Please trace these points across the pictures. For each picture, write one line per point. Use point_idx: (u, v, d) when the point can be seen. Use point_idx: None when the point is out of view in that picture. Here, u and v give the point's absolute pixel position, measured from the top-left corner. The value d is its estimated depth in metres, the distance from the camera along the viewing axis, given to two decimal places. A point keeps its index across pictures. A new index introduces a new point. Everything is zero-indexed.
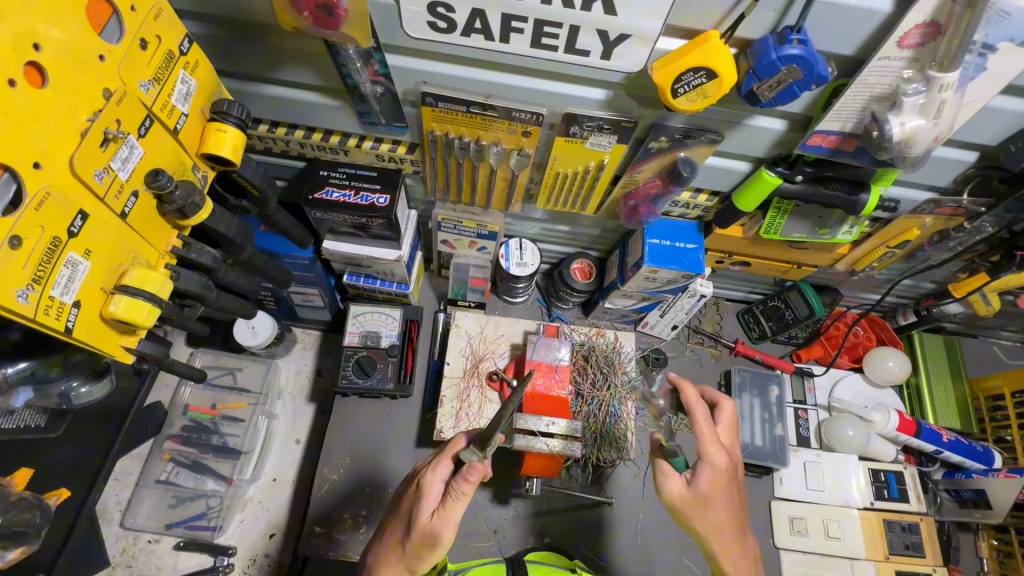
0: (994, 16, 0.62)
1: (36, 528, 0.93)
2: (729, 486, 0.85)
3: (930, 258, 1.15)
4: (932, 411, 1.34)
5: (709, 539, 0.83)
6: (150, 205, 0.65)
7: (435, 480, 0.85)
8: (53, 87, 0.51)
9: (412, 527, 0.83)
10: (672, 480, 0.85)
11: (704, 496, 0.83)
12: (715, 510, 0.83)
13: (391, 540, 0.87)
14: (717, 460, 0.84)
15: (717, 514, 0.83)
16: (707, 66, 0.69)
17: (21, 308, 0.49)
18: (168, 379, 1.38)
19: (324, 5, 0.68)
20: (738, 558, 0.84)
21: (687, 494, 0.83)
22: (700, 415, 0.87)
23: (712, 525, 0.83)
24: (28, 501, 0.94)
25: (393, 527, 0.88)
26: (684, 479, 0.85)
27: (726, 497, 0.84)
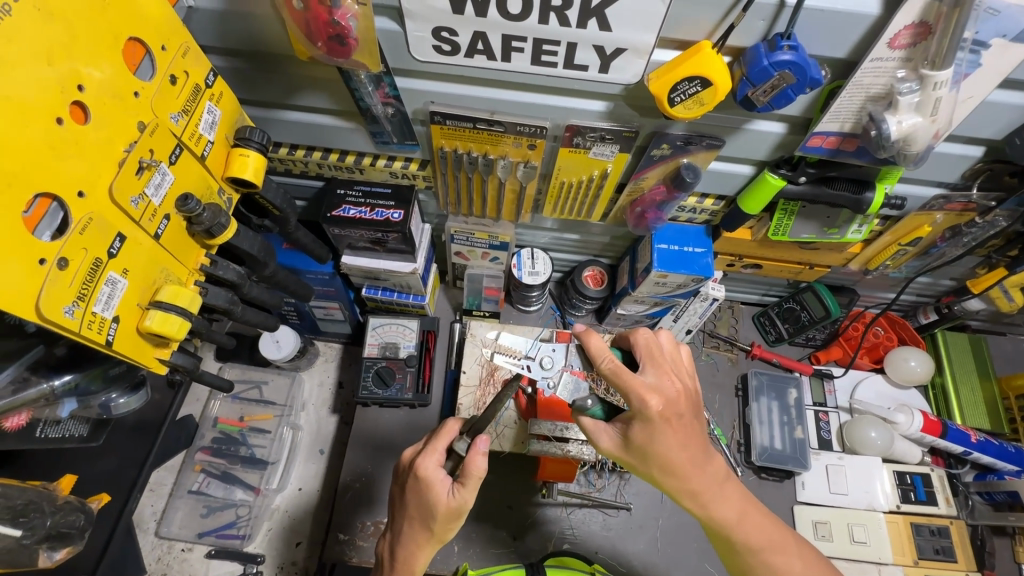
0: (983, 14, 0.64)
1: (80, 528, 1.10)
2: (672, 426, 0.76)
3: (945, 255, 1.14)
4: (958, 411, 1.31)
5: (664, 480, 0.81)
6: (180, 227, 0.70)
7: (432, 465, 0.87)
8: (96, 123, 0.56)
9: (434, 513, 0.86)
10: (604, 433, 0.82)
11: (639, 446, 0.78)
12: (658, 457, 0.77)
13: (410, 530, 0.90)
14: (643, 410, 0.75)
15: (661, 459, 0.78)
16: (701, 75, 0.71)
17: (69, 324, 0.54)
18: (198, 394, 1.44)
19: (337, 36, 0.73)
20: (701, 488, 0.81)
21: (620, 447, 0.81)
22: (611, 370, 0.78)
23: (659, 468, 0.79)
24: (72, 504, 1.11)
25: (404, 519, 0.90)
26: (616, 431, 0.81)
27: (670, 437, 0.77)
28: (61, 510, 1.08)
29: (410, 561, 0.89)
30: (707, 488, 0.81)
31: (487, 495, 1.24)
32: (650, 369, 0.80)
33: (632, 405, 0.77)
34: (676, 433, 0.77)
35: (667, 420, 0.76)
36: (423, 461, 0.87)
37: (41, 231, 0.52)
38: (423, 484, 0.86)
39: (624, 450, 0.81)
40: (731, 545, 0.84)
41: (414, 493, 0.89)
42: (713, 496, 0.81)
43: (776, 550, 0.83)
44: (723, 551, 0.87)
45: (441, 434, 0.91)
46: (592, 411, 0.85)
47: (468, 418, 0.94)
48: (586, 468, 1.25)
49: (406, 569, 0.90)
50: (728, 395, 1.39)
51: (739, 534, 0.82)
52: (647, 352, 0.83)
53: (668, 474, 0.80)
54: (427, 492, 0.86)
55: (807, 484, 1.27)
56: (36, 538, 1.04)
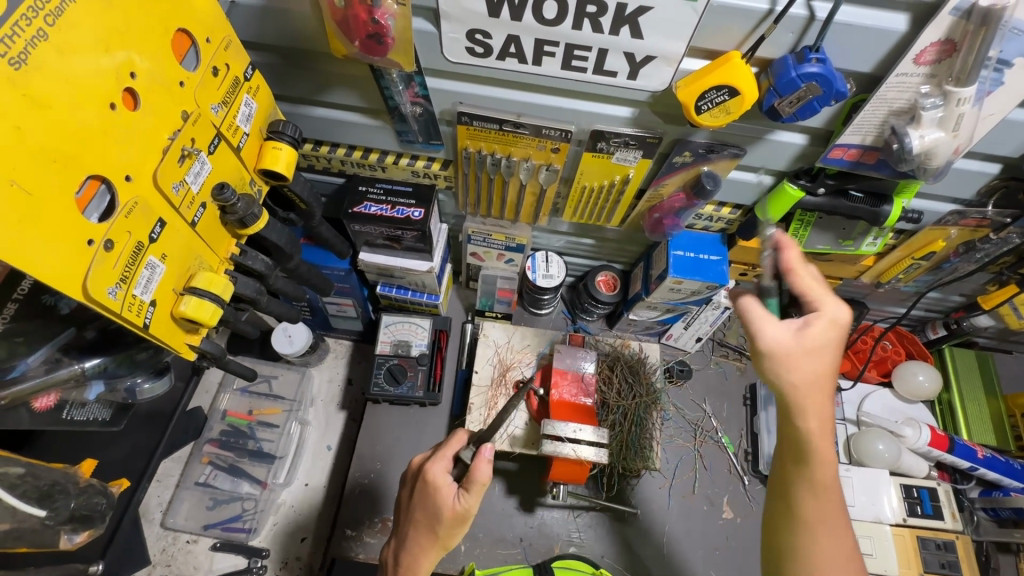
0: (1008, 33, 0.65)
1: (100, 512, 1.14)
2: (808, 349, 0.72)
3: (957, 270, 1.15)
4: (965, 426, 1.32)
5: (794, 406, 0.72)
6: (215, 216, 0.71)
7: (440, 470, 0.89)
8: (144, 110, 0.57)
9: (440, 517, 0.87)
10: (759, 335, 0.73)
11: (815, 345, 0.71)
12: (790, 370, 0.71)
13: (416, 535, 0.90)
14: (838, 317, 0.73)
15: (814, 369, 0.71)
16: (729, 84, 0.73)
17: (111, 304, 0.55)
18: (208, 385, 1.45)
19: (374, 35, 0.75)
20: (815, 429, 0.72)
21: (795, 345, 0.72)
22: (802, 282, 0.76)
23: (808, 385, 0.71)
24: (96, 487, 1.13)
25: (410, 524, 0.91)
26: (788, 327, 0.73)
27: (816, 356, 0.71)
28: (85, 492, 1.11)
29: (414, 568, 0.88)
30: (814, 434, 0.71)
31: (495, 496, 1.24)
32: (776, 302, 0.79)
33: (812, 312, 0.74)
34: (824, 350, 0.72)
35: (805, 344, 0.72)
36: (431, 467, 0.89)
37: (89, 213, 0.53)
38: (431, 489, 0.88)
39: (796, 345, 0.72)
40: (797, 523, 0.74)
41: (421, 499, 0.90)
42: (824, 446, 0.72)
43: (847, 532, 0.73)
44: (786, 534, 0.76)
45: (449, 442, 0.93)
46: (750, 291, 0.82)
47: (472, 430, 0.95)
48: (595, 472, 1.26)
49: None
50: (736, 404, 1.39)
51: (821, 513, 0.73)
52: (772, 284, 0.80)
53: (811, 392, 0.71)
54: (434, 497, 0.88)
55: None
56: (60, 518, 1.07)
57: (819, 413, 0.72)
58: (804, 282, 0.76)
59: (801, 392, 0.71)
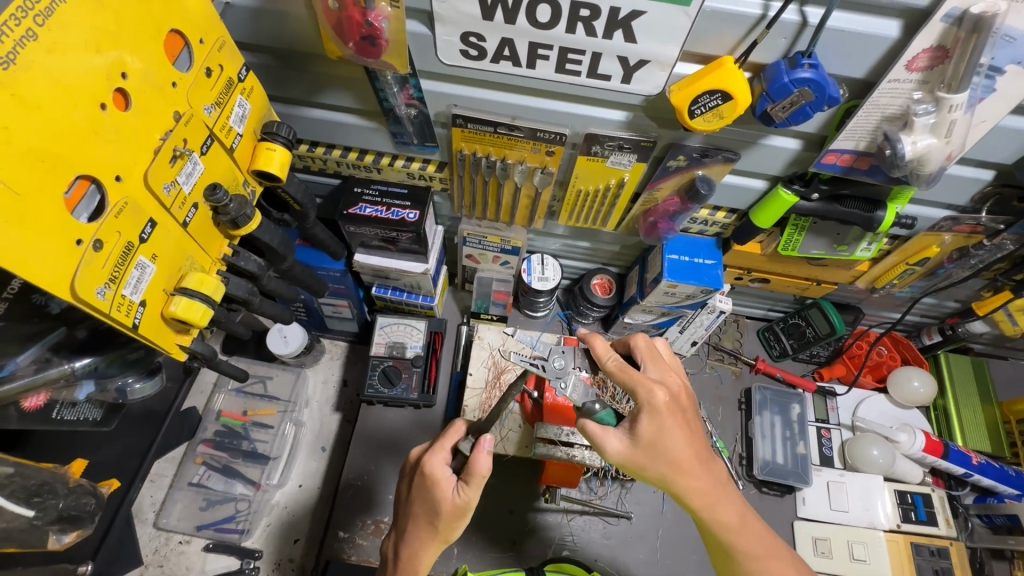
0: (999, 40, 0.66)
1: (89, 513, 1.12)
2: (678, 419, 0.79)
3: (951, 276, 1.15)
4: (960, 432, 1.32)
5: (672, 482, 0.80)
6: (207, 216, 0.71)
7: (440, 462, 0.88)
8: (135, 110, 0.57)
9: (439, 511, 0.87)
10: (612, 439, 0.80)
11: (653, 445, 0.78)
12: (666, 452, 0.78)
13: (415, 529, 0.90)
14: (652, 403, 0.78)
15: (670, 452, 0.78)
16: (723, 88, 0.73)
17: (101, 304, 0.55)
18: (203, 386, 1.45)
19: (368, 37, 0.75)
20: (705, 488, 0.80)
21: (631, 454, 0.79)
22: (615, 367, 0.84)
23: (669, 465, 0.78)
24: (85, 487, 1.12)
25: (411, 518, 0.91)
26: (623, 435, 0.80)
27: (672, 431, 0.78)
28: (74, 493, 1.09)
29: (415, 560, 0.89)
30: (711, 491, 0.81)
31: (489, 498, 1.24)
32: (653, 367, 0.85)
33: (638, 399, 0.80)
34: (675, 426, 0.79)
35: (674, 412, 0.79)
36: (430, 459, 0.89)
37: (78, 213, 0.53)
38: (430, 482, 0.87)
39: (632, 454, 0.79)
40: (729, 551, 0.83)
41: (421, 492, 0.90)
42: (717, 498, 0.81)
43: (773, 557, 0.82)
44: (720, 558, 0.86)
45: (448, 433, 0.92)
46: (600, 415, 0.85)
47: (470, 421, 0.94)
48: (589, 475, 1.26)
49: (411, 567, 0.90)
50: (731, 408, 1.39)
51: (740, 540, 0.81)
52: (647, 353, 0.86)
53: (677, 475, 0.79)
54: (433, 490, 0.87)
55: (808, 500, 1.27)
56: (48, 519, 1.04)
57: (697, 486, 0.80)
58: (625, 379, 0.82)
59: (678, 476, 0.79)
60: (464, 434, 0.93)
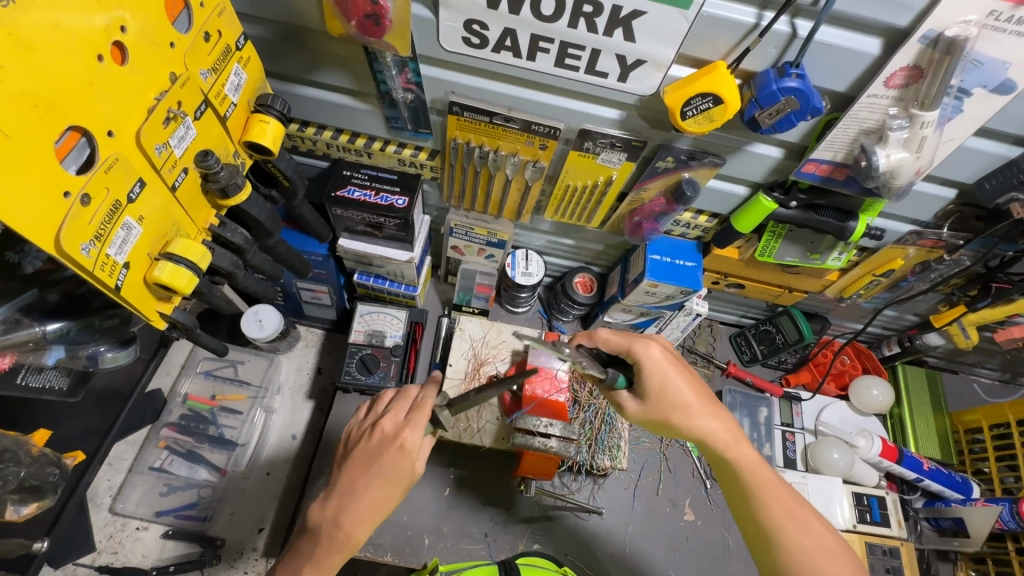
0: (968, 65, 0.70)
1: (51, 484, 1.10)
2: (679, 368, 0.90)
3: (912, 289, 1.21)
4: (913, 440, 1.39)
5: (692, 423, 0.89)
6: (196, 183, 0.70)
7: (418, 438, 0.87)
8: (132, 65, 0.56)
9: (403, 482, 0.87)
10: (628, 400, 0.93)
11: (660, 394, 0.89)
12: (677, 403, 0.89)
13: (370, 500, 0.86)
14: (646, 375, 0.89)
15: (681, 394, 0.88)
16: (714, 92, 0.76)
17: (84, 261, 0.53)
18: (170, 367, 1.40)
19: (371, 15, 0.75)
20: (721, 427, 0.89)
21: (647, 411, 0.90)
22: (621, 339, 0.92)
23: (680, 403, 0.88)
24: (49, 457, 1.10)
25: (368, 490, 0.86)
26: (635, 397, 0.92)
27: (675, 382, 0.89)
28: (37, 463, 1.07)
29: (355, 531, 0.86)
30: (730, 441, 0.88)
31: (463, 490, 1.24)
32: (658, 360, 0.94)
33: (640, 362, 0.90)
34: (671, 379, 0.89)
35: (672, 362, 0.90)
36: (410, 434, 0.86)
37: (67, 164, 0.51)
38: (406, 455, 0.86)
39: (641, 412, 0.91)
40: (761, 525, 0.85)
41: (388, 465, 0.86)
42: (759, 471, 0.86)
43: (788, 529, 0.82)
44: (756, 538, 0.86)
45: (420, 407, 0.89)
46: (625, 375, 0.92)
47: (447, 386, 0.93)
48: (563, 470, 1.27)
49: (348, 540, 0.86)
50: None
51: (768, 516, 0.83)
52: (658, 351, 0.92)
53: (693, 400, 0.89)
54: (406, 464, 0.86)
55: None
56: (8, 488, 1.03)
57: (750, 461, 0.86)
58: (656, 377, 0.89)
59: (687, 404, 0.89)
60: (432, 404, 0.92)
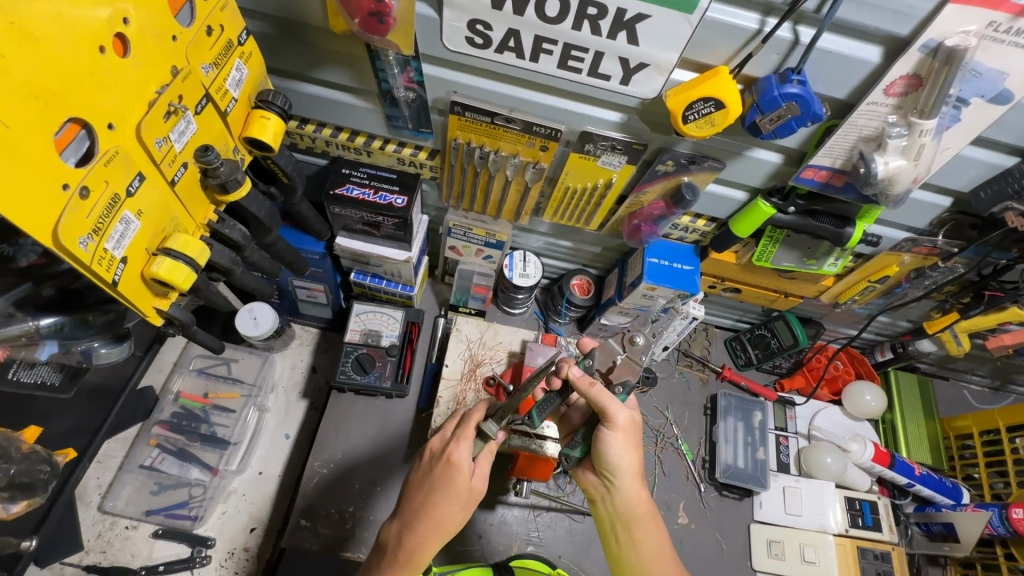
0: (967, 74, 0.71)
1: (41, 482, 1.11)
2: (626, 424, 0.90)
3: (906, 296, 1.22)
4: (905, 445, 1.40)
5: (621, 488, 0.93)
6: (195, 178, 0.69)
7: (466, 453, 0.89)
8: (133, 57, 0.55)
9: (461, 499, 0.89)
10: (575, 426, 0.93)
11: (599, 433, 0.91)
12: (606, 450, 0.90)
13: (427, 518, 0.88)
14: (620, 418, 0.88)
15: (632, 456, 0.92)
16: (716, 97, 0.77)
17: (81, 255, 0.52)
18: (162, 364, 1.38)
19: (375, 13, 0.75)
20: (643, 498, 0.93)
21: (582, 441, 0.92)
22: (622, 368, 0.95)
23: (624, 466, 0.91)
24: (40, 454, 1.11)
25: (427, 508, 0.88)
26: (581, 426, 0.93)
27: (627, 444, 0.91)
28: (27, 460, 1.08)
29: (419, 550, 0.87)
30: (644, 513, 0.93)
31: None
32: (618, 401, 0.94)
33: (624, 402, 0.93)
34: (629, 439, 0.91)
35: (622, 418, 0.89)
36: (457, 449, 0.89)
37: (66, 157, 0.51)
38: (453, 470, 0.88)
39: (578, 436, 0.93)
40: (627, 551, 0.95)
41: (440, 482, 0.89)
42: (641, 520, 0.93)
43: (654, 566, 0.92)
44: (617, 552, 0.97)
45: (466, 424, 0.92)
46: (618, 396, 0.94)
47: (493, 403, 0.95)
48: (558, 472, 1.27)
49: (413, 559, 0.88)
50: (696, 413, 1.44)
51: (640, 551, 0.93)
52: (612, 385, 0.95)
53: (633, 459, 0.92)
54: (454, 479, 0.88)
55: (764, 503, 1.33)
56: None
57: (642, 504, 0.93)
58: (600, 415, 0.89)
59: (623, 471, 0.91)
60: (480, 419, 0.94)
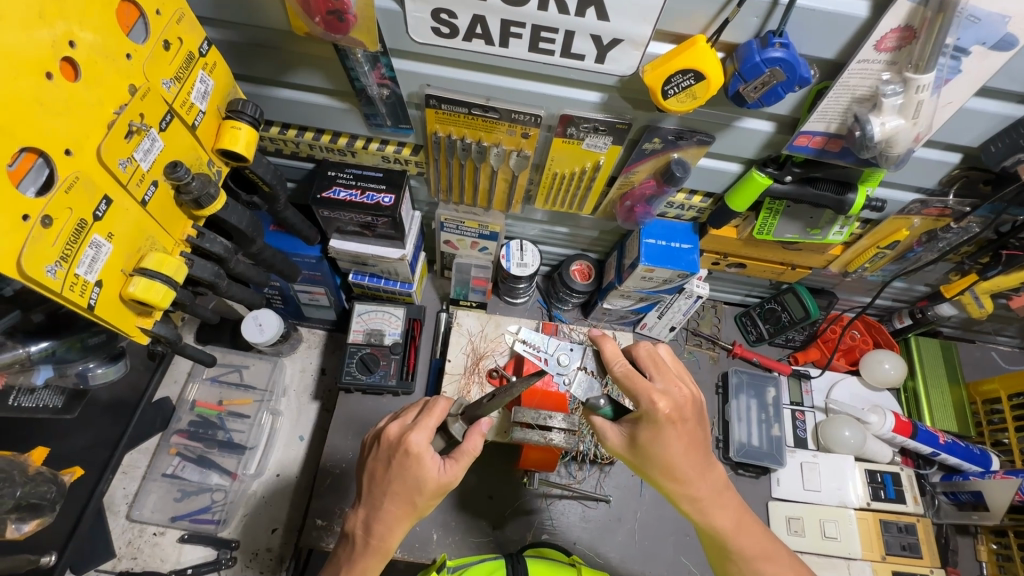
0: (964, 21, 0.66)
1: (50, 501, 1.13)
2: (677, 428, 0.83)
3: (920, 260, 1.17)
4: (928, 413, 1.35)
5: (678, 482, 0.86)
6: (168, 195, 0.69)
7: (424, 441, 0.87)
8: (84, 81, 0.55)
9: (422, 489, 0.87)
10: (610, 432, 0.89)
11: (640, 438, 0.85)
12: (662, 457, 0.84)
13: (390, 507, 0.88)
14: (659, 410, 0.82)
15: (667, 460, 0.84)
16: (695, 68, 0.73)
17: (50, 283, 0.53)
18: (177, 375, 1.42)
19: (334, 11, 0.73)
20: (706, 492, 0.87)
21: (627, 444, 0.87)
22: (621, 373, 0.85)
23: (662, 469, 0.85)
24: (44, 475, 1.13)
25: (385, 495, 0.88)
26: (625, 434, 0.87)
27: (677, 437, 0.83)
28: (33, 481, 1.11)
29: (387, 537, 0.89)
30: (720, 490, 0.88)
31: (468, 484, 1.23)
32: (658, 377, 0.86)
33: (640, 406, 0.84)
34: (681, 430, 0.83)
35: (673, 422, 0.82)
36: (414, 437, 0.88)
37: (25, 187, 0.51)
38: (413, 459, 0.87)
39: (623, 447, 0.87)
40: (724, 550, 0.89)
41: (398, 471, 0.88)
42: (711, 504, 0.87)
43: (769, 560, 0.87)
44: (717, 558, 0.91)
45: (429, 411, 0.92)
46: (603, 411, 0.91)
47: (458, 397, 0.96)
48: (567, 459, 1.25)
49: (381, 546, 0.89)
50: (708, 392, 1.40)
51: (734, 543, 0.87)
52: (651, 361, 0.88)
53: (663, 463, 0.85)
54: (412, 466, 0.87)
55: (781, 481, 1.30)
56: (6, 507, 1.07)
57: (700, 487, 0.86)
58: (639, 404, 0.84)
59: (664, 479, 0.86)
60: (446, 412, 0.93)
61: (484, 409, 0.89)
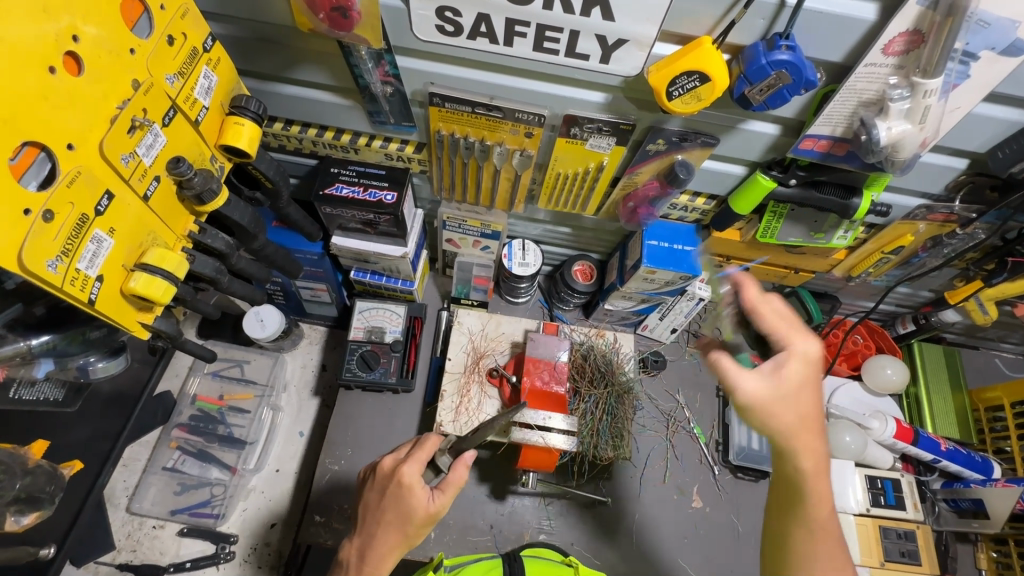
0: (974, 25, 0.65)
1: (50, 494, 1.12)
2: (815, 378, 0.73)
3: (925, 265, 1.16)
4: (930, 419, 1.34)
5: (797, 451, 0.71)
6: (170, 190, 0.69)
7: (415, 472, 0.88)
8: (88, 75, 0.55)
9: (412, 518, 0.87)
10: (741, 365, 0.73)
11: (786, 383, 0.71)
12: (801, 405, 0.71)
13: (384, 536, 0.88)
14: (810, 354, 0.72)
15: (806, 412, 0.71)
16: (700, 69, 0.72)
17: (52, 277, 0.53)
18: (178, 369, 1.42)
19: (339, 8, 0.73)
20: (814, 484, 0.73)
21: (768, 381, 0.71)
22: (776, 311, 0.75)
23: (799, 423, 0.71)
24: (44, 468, 1.12)
25: (377, 524, 0.89)
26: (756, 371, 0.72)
27: (815, 391, 0.72)
28: (32, 474, 1.10)
29: (381, 566, 0.88)
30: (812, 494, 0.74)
31: (466, 483, 1.23)
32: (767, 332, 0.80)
33: (799, 343, 0.72)
34: (815, 387, 0.73)
35: (813, 370, 0.73)
36: (404, 468, 0.88)
37: (27, 181, 0.51)
38: (404, 490, 0.87)
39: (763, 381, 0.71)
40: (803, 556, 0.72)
41: (390, 501, 0.88)
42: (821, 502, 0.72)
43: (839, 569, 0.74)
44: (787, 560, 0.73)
45: (421, 446, 0.92)
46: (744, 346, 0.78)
47: (449, 433, 0.96)
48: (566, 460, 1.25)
49: (375, 575, 0.88)
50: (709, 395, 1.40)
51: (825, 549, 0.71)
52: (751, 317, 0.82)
53: (800, 432, 0.70)
54: (401, 495, 0.87)
55: None
56: (6, 499, 1.07)
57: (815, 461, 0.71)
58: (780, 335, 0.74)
59: (812, 476, 0.70)
60: (437, 446, 0.94)
61: (471, 438, 0.91)
